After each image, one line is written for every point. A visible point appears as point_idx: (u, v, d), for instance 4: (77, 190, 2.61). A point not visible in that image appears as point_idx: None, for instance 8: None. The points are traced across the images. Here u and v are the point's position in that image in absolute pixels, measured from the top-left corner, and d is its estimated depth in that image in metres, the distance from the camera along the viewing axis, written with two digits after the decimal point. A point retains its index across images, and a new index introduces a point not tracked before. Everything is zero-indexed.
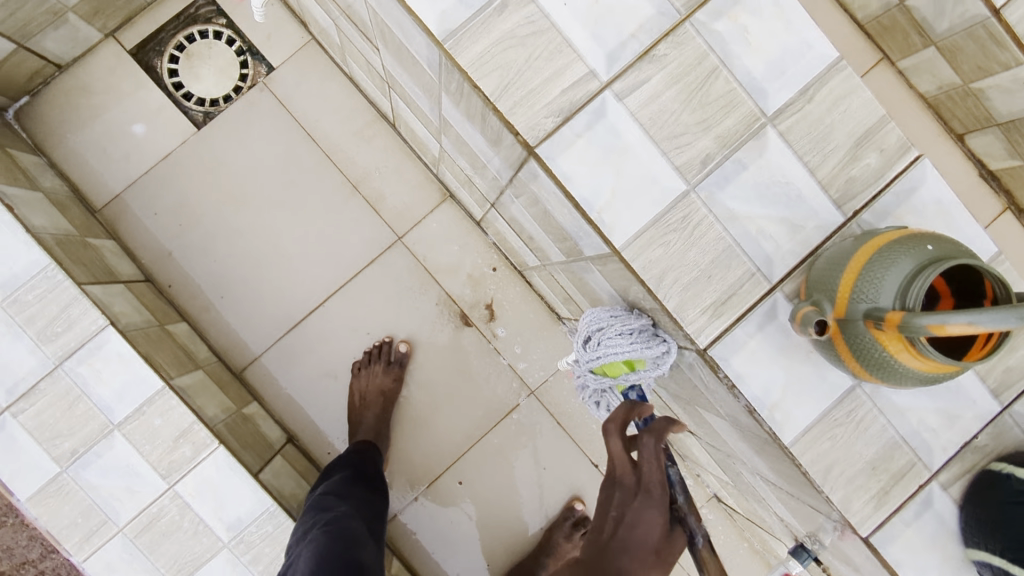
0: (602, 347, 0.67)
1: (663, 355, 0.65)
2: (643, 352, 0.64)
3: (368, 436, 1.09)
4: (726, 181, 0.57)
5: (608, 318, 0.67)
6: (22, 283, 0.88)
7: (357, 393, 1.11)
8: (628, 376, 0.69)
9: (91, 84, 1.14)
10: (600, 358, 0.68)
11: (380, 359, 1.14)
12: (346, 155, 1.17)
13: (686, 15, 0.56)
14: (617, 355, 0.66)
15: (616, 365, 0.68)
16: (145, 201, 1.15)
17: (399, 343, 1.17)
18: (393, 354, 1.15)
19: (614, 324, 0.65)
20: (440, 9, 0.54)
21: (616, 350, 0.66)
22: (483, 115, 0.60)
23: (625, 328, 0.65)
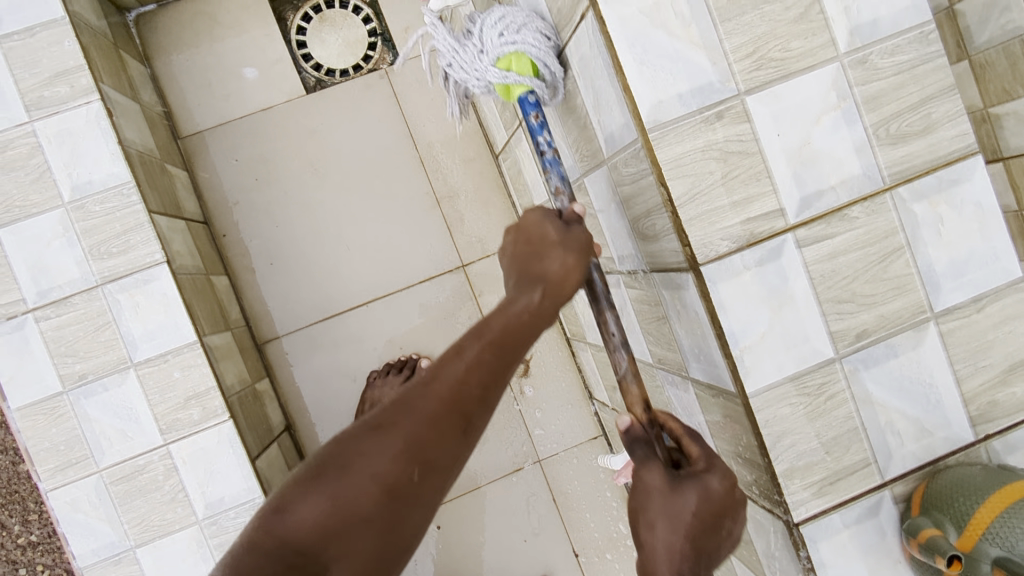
0: (516, 32, 0.58)
1: (552, 62, 0.61)
2: (533, 39, 0.59)
3: None
4: (874, 362, 0.54)
5: (519, 16, 0.60)
6: (95, 191, 0.84)
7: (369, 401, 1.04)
8: (528, 81, 0.59)
9: (218, 14, 1.09)
10: (498, 49, 0.58)
11: (399, 372, 1.06)
12: (440, 167, 1.13)
13: (889, 187, 0.54)
14: (510, 46, 0.58)
15: (517, 61, 0.59)
16: (229, 145, 1.09)
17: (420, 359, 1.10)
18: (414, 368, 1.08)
19: (494, 28, 0.58)
20: (658, 99, 0.51)
21: (530, 44, 0.58)
22: (648, 209, 0.57)
23: (531, 23, 0.60)
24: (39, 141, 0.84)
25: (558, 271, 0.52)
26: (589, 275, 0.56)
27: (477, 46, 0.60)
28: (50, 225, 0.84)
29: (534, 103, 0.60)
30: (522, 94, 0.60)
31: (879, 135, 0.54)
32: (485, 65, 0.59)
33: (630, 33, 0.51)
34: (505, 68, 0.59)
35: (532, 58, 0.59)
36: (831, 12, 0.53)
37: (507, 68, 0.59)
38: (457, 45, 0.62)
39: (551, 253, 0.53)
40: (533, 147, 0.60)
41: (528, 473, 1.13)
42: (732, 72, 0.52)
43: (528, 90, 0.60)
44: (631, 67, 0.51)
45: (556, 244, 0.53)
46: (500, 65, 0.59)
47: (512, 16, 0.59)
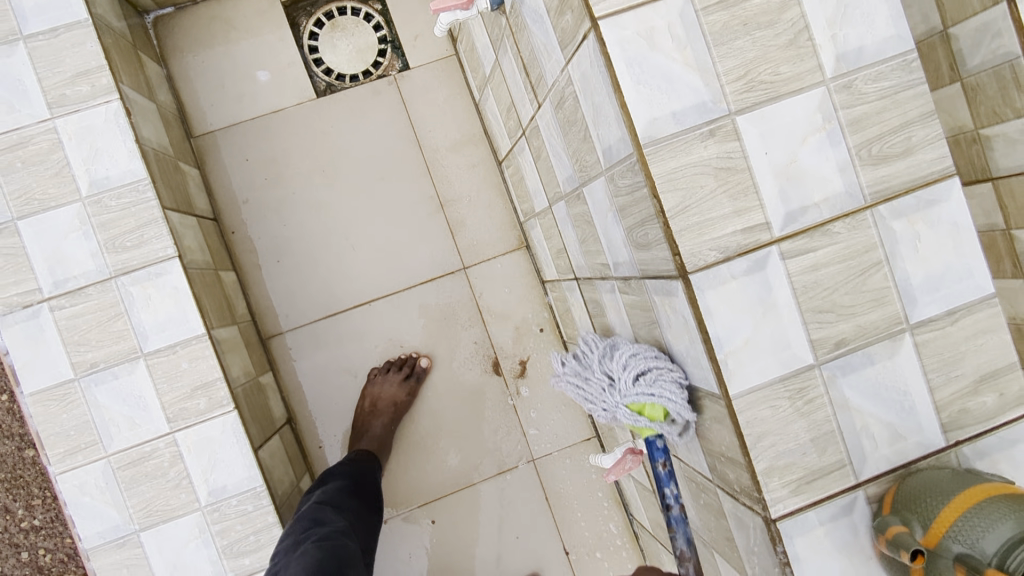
0: (654, 385, 0.62)
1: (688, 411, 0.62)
2: (669, 393, 0.61)
3: (370, 445, 1.07)
4: (851, 369, 0.57)
5: (671, 387, 0.62)
6: (112, 186, 0.88)
7: (369, 398, 1.09)
8: (658, 429, 0.64)
9: (234, 19, 1.12)
10: (630, 396, 0.64)
11: (398, 371, 1.11)
12: (445, 173, 1.17)
13: (869, 204, 0.57)
14: (645, 397, 0.63)
15: (650, 408, 0.63)
16: (240, 145, 1.12)
17: (420, 357, 1.14)
18: (414, 368, 1.12)
19: (630, 375, 0.64)
20: (653, 116, 0.55)
21: (667, 396, 0.62)
22: (642, 220, 0.60)
23: (665, 375, 0.62)
24: (60, 137, 0.87)
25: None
26: None
27: (619, 366, 0.66)
28: (68, 218, 0.87)
29: (661, 449, 0.67)
30: (650, 434, 0.66)
31: (861, 156, 0.57)
32: (617, 404, 0.66)
33: (629, 54, 0.55)
34: (640, 425, 0.65)
35: (666, 408, 0.63)
36: (819, 38, 0.56)
37: (639, 412, 0.64)
38: (582, 383, 0.73)
39: None
40: (661, 495, 0.69)
41: (522, 471, 1.16)
42: (725, 93, 0.56)
43: (655, 432, 0.66)
44: (629, 85, 0.54)
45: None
46: (631, 409, 0.65)
47: (658, 376, 0.63)
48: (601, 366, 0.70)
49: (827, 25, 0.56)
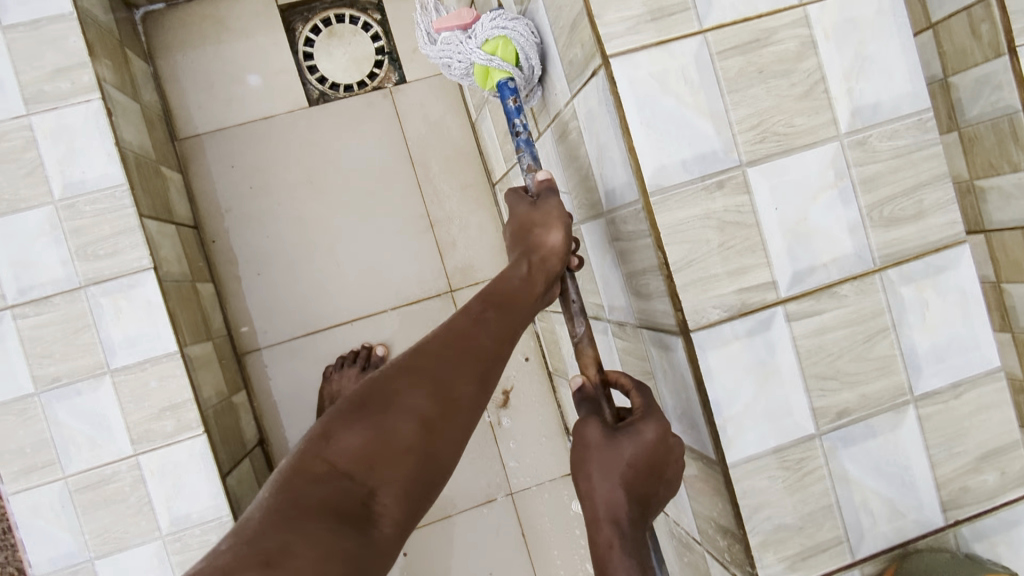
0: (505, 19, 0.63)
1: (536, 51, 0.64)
2: (519, 26, 0.63)
3: None
4: (852, 440, 0.55)
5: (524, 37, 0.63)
6: (87, 191, 0.83)
7: (327, 396, 1.06)
8: (510, 68, 0.64)
9: (228, 21, 1.07)
10: (484, 36, 0.63)
11: (355, 363, 1.07)
12: (436, 191, 1.14)
13: (879, 268, 0.55)
14: (498, 31, 0.62)
15: (502, 47, 0.63)
16: (226, 150, 1.08)
17: (376, 347, 1.10)
18: (369, 357, 1.08)
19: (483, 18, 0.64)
20: (662, 163, 0.52)
21: (518, 33, 0.63)
22: (642, 270, 0.58)
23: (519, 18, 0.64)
24: (34, 135, 0.82)
25: (548, 248, 0.59)
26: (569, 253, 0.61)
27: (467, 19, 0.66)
28: (38, 221, 0.82)
29: (512, 89, 0.65)
30: (501, 79, 0.65)
31: (872, 217, 0.55)
32: (470, 47, 0.64)
33: (640, 96, 0.52)
34: (496, 61, 0.64)
35: (516, 46, 0.63)
36: (834, 91, 0.54)
37: (493, 52, 0.63)
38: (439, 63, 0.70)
39: (543, 234, 0.59)
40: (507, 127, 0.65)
41: (500, 504, 1.13)
42: (736, 142, 0.53)
43: (507, 77, 0.65)
44: (638, 127, 0.52)
45: (556, 223, 0.59)
46: (486, 48, 0.63)
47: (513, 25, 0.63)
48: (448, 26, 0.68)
49: (843, 77, 0.54)
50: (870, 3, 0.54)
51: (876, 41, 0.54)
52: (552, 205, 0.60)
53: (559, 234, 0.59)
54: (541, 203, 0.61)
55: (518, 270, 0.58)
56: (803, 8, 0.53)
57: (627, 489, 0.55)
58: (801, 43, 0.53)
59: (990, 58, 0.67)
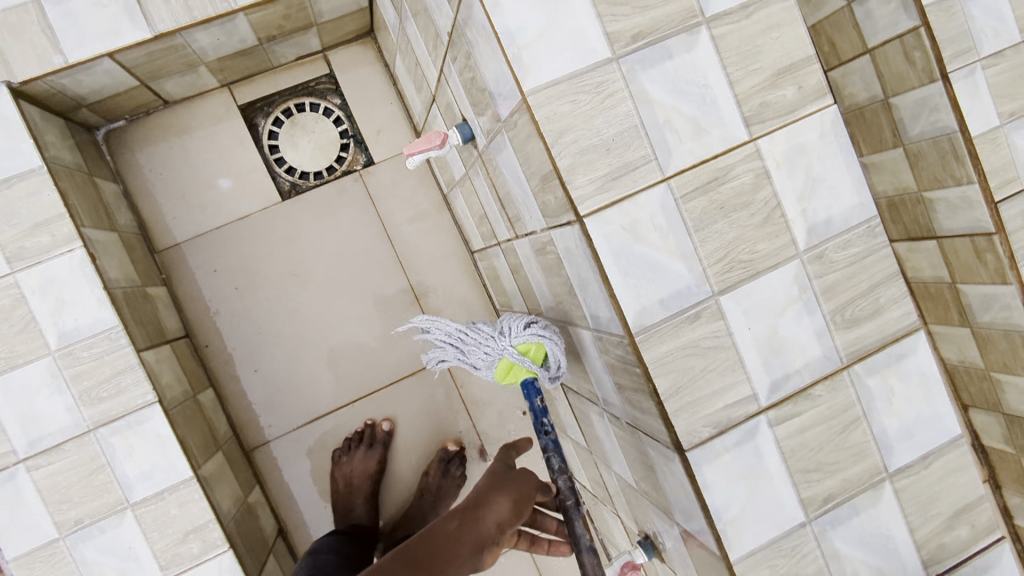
0: (544, 333, 0.74)
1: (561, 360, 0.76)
2: (556, 340, 0.73)
3: (359, 522, 1.08)
4: (839, 521, 0.60)
5: (555, 348, 0.74)
6: (82, 337, 0.85)
7: (340, 479, 1.09)
8: (536, 370, 0.76)
9: (190, 127, 1.11)
10: (519, 338, 0.74)
11: (361, 444, 1.11)
12: (418, 266, 1.17)
13: (846, 365, 0.60)
14: (534, 338, 0.73)
15: (534, 350, 0.75)
16: (207, 256, 1.11)
17: (381, 424, 1.14)
18: (376, 435, 1.12)
19: (520, 324, 0.75)
20: (642, 304, 0.56)
21: (552, 343, 0.73)
22: (634, 388, 0.62)
23: (547, 324, 0.75)
24: (23, 291, 0.84)
25: (493, 517, 0.76)
26: (523, 508, 0.78)
27: (506, 325, 0.76)
28: (38, 374, 0.84)
29: (537, 390, 0.80)
30: (526, 377, 0.78)
31: (836, 320, 0.60)
32: (505, 344, 0.75)
33: (615, 247, 0.56)
34: (529, 364, 0.75)
35: (547, 350, 0.74)
36: (790, 214, 0.59)
37: (524, 353, 0.75)
38: (461, 348, 0.80)
39: (491, 505, 0.76)
40: (537, 426, 0.81)
41: (515, 553, 1.18)
42: (707, 275, 0.58)
43: (531, 373, 0.77)
44: (617, 275, 0.56)
45: (510, 494, 0.77)
46: (519, 349, 0.75)
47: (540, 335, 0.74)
48: (484, 325, 0.78)
49: (797, 200, 0.59)
50: (813, 128, 0.59)
51: (823, 162, 0.59)
52: (532, 479, 0.79)
53: (506, 502, 0.77)
54: (516, 472, 0.80)
55: (449, 523, 0.75)
56: (753, 143, 0.58)
57: None
58: (755, 175, 0.58)
59: (926, 81, 0.76)
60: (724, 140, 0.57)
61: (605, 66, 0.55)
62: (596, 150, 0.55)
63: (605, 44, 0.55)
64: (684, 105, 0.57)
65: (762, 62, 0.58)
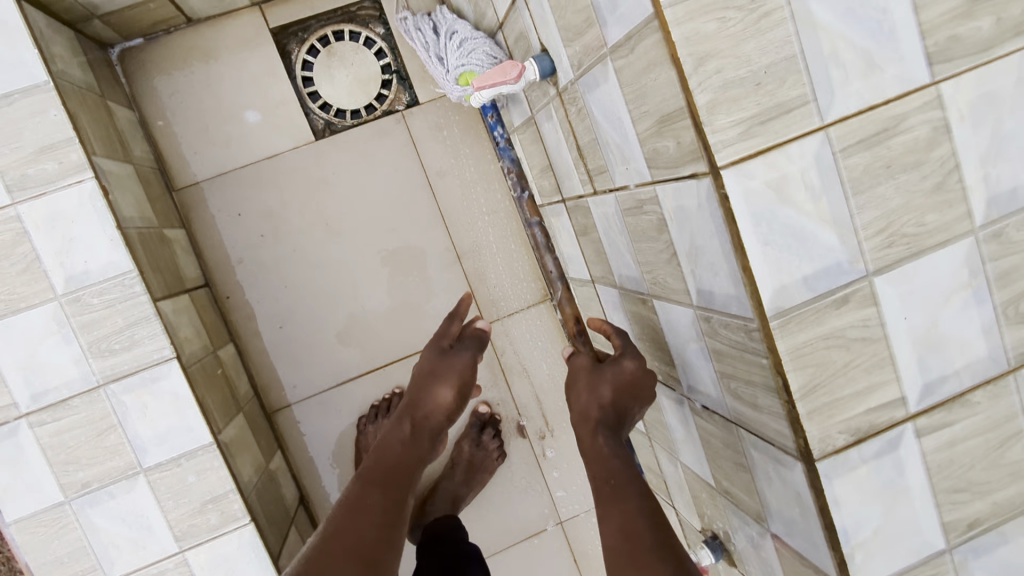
0: (466, 58, 0.82)
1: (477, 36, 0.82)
2: (478, 61, 0.81)
3: None
4: (983, 550, 0.51)
5: (491, 52, 0.80)
6: (92, 282, 0.75)
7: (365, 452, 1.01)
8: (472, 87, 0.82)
9: (215, 51, 0.98)
10: (460, 71, 0.83)
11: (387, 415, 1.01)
12: (461, 220, 1.06)
13: (1014, 368, 0.50)
14: (467, 70, 0.81)
15: (470, 78, 0.82)
16: (230, 198, 1.00)
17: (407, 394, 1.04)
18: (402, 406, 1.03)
19: (454, 61, 0.84)
20: (781, 282, 0.46)
21: (478, 63, 0.81)
22: (748, 381, 0.52)
23: (478, 45, 0.81)
24: (25, 226, 0.74)
25: (433, 404, 0.73)
26: (464, 390, 0.75)
27: (446, 47, 0.87)
28: (42, 321, 0.75)
29: (492, 107, 0.90)
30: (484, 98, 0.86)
31: (1007, 314, 0.49)
32: (452, 69, 0.84)
33: (756, 210, 0.45)
34: (463, 81, 0.82)
35: (477, 73, 0.81)
36: (969, 180, 0.47)
37: (466, 84, 0.82)
38: (429, 44, 0.89)
39: (439, 386, 0.73)
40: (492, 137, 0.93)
41: (549, 535, 1.10)
42: (862, 250, 0.47)
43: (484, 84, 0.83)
44: (754, 243, 0.45)
45: (449, 381, 0.74)
46: (461, 82, 0.83)
47: (475, 48, 0.82)
48: (440, 46, 0.89)
49: (979, 164, 0.47)
50: (1009, 74, 0.47)
51: (1015, 117, 0.48)
52: (464, 355, 0.76)
53: (447, 391, 0.73)
54: (459, 344, 0.78)
55: (399, 431, 0.71)
56: (936, 87, 0.46)
57: (607, 404, 0.67)
58: (932, 129, 0.46)
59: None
60: (899, 81, 0.46)
61: None
62: (743, 85, 0.44)
63: None
64: (857, 34, 0.45)
65: None
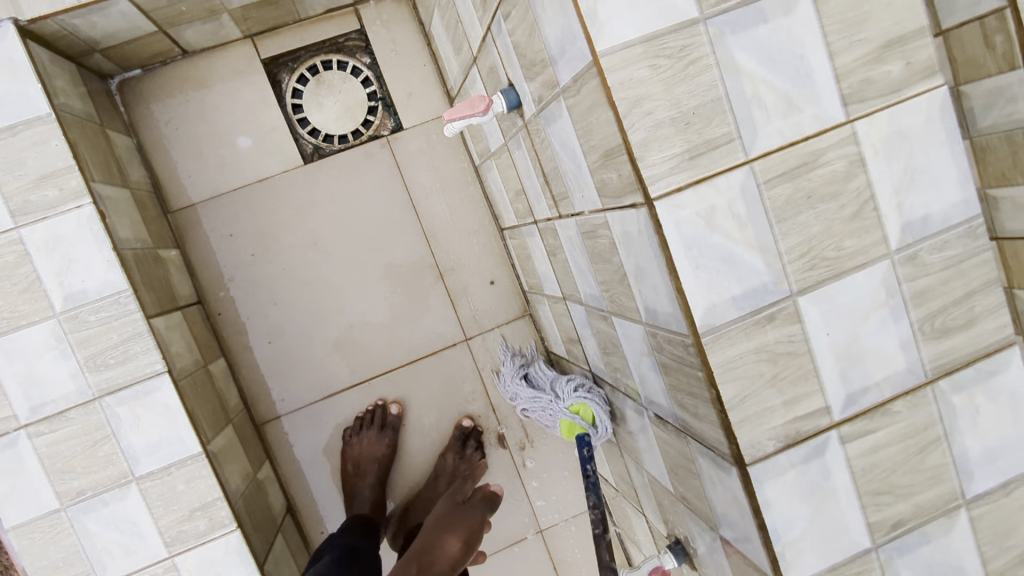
0: (570, 396, 0.89)
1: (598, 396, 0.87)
2: (594, 399, 0.86)
3: (364, 505, 1.04)
4: (907, 549, 0.55)
5: (595, 397, 0.87)
6: (89, 300, 0.80)
7: (350, 460, 1.05)
8: (585, 424, 0.87)
9: (210, 80, 1.04)
10: (571, 399, 0.88)
11: (372, 425, 1.06)
12: (444, 240, 1.11)
13: (931, 380, 0.54)
14: (581, 400, 0.87)
15: (584, 410, 0.87)
16: (223, 219, 1.05)
17: (391, 405, 1.09)
18: (386, 417, 1.07)
19: (569, 388, 0.89)
20: (711, 302, 0.50)
21: (592, 400, 0.86)
22: (690, 392, 0.56)
23: (595, 389, 0.88)
24: (27, 247, 0.79)
25: (440, 553, 0.90)
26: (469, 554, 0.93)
27: (550, 387, 0.95)
28: (42, 337, 0.79)
29: (587, 441, 0.85)
30: (580, 433, 0.87)
31: (924, 330, 0.54)
32: (559, 406, 0.89)
33: (687, 236, 0.50)
34: (574, 415, 0.88)
35: (594, 412, 0.86)
36: (884, 209, 0.52)
37: (576, 411, 0.88)
38: (534, 397, 0.98)
39: (450, 539, 0.92)
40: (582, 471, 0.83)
41: (530, 543, 1.14)
42: (787, 273, 0.51)
43: (583, 431, 0.87)
44: (686, 267, 0.50)
45: (459, 535, 0.93)
46: (571, 408, 0.88)
47: (588, 394, 0.87)
48: (551, 388, 0.95)
49: (893, 193, 0.52)
50: (918, 112, 0.52)
51: (925, 152, 0.52)
52: (477, 513, 0.98)
53: (454, 545, 0.92)
54: (473, 506, 0.99)
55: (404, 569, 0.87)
56: (850, 125, 0.51)
57: None
58: (848, 162, 0.51)
59: (1004, 69, 0.60)
60: (817, 119, 0.51)
61: (690, 27, 0.48)
62: (674, 124, 0.49)
63: (692, 3, 0.48)
64: (777, 78, 0.50)
65: (868, 33, 0.51)
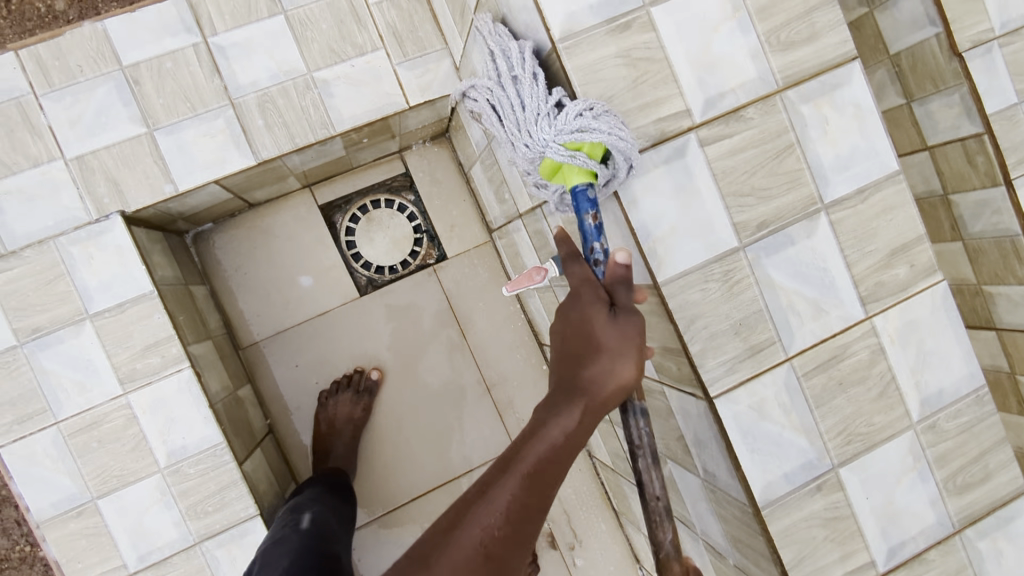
0: (575, 121, 0.53)
1: (629, 145, 0.53)
2: (621, 133, 0.53)
3: (338, 465, 1.09)
4: None
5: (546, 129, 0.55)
6: (189, 454, 0.89)
7: (324, 421, 1.11)
8: (594, 171, 0.55)
9: (274, 228, 1.15)
10: (568, 132, 0.53)
11: (348, 388, 1.13)
12: (488, 356, 1.20)
13: (958, 530, 0.63)
14: (584, 133, 0.53)
15: (589, 144, 0.54)
16: (288, 353, 1.15)
17: (369, 372, 1.16)
18: (363, 381, 1.14)
19: (574, 109, 0.53)
20: (767, 478, 0.59)
21: (603, 135, 0.52)
22: (751, 547, 0.65)
23: (610, 114, 0.54)
24: (134, 411, 0.88)
25: (610, 382, 0.52)
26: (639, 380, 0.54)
27: (499, 68, 0.59)
28: (147, 492, 0.88)
29: (590, 202, 0.56)
30: (579, 184, 0.55)
31: (948, 487, 0.63)
32: (547, 138, 0.54)
33: (743, 425, 0.59)
34: (579, 152, 0.54)
35: (606, 147, 0.53)
36: (905, 388, 0.62)
37: (575, 149, 0.54)
38: (513, 144, 0.60)
39: (603, 365, 0.52)
40: (586, 251, 0.57)
41: None
42: (828, 449, 0.61)
43: (587, 180, 0.56)
44: (744, 450, 0.59)
45: (632, 353, 0.52)
46: (569, 145, 0.54)
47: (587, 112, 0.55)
48: (515, 95, 0.58)
49: (911, 374, 0.62)
50: (926, 305, 0.62)
51: (934, 336, 0.62)
52: (632, 328, 0.53)
53: (630, 368, 0.52)
54: (619, 313, 0.53)
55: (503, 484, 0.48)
56: (870, 321, 0.61)
57: None
58: (872, 351, 0.61)
59: (988, 184, 0.84)
60: (842, 319, 0.61)
61: (731, 254, 0.58)
62: (726, 335, 0.59)
63: (733, 234, 0.58)
64: (806, 288, 0.60)
65: (877, 244, 0.61)
